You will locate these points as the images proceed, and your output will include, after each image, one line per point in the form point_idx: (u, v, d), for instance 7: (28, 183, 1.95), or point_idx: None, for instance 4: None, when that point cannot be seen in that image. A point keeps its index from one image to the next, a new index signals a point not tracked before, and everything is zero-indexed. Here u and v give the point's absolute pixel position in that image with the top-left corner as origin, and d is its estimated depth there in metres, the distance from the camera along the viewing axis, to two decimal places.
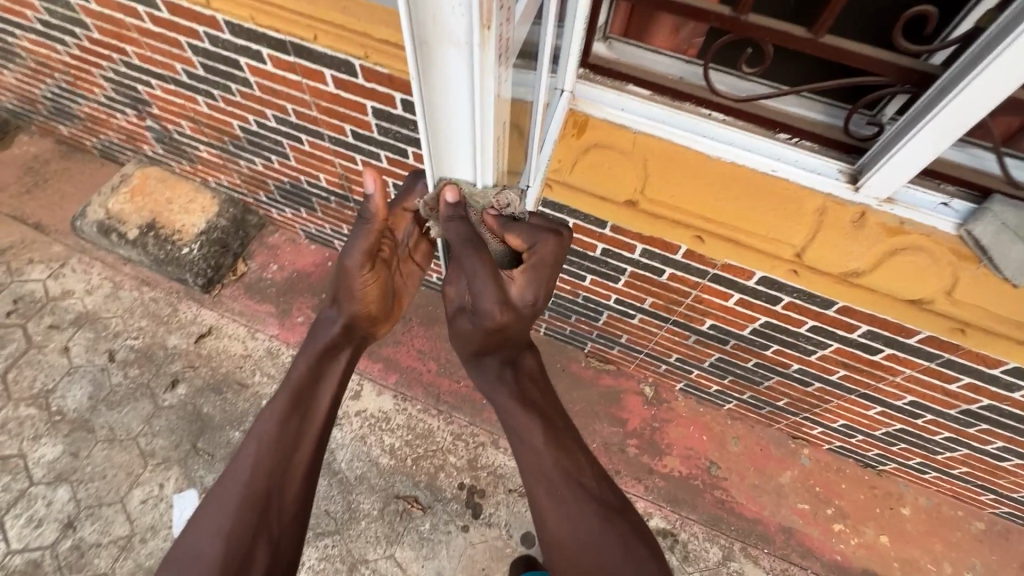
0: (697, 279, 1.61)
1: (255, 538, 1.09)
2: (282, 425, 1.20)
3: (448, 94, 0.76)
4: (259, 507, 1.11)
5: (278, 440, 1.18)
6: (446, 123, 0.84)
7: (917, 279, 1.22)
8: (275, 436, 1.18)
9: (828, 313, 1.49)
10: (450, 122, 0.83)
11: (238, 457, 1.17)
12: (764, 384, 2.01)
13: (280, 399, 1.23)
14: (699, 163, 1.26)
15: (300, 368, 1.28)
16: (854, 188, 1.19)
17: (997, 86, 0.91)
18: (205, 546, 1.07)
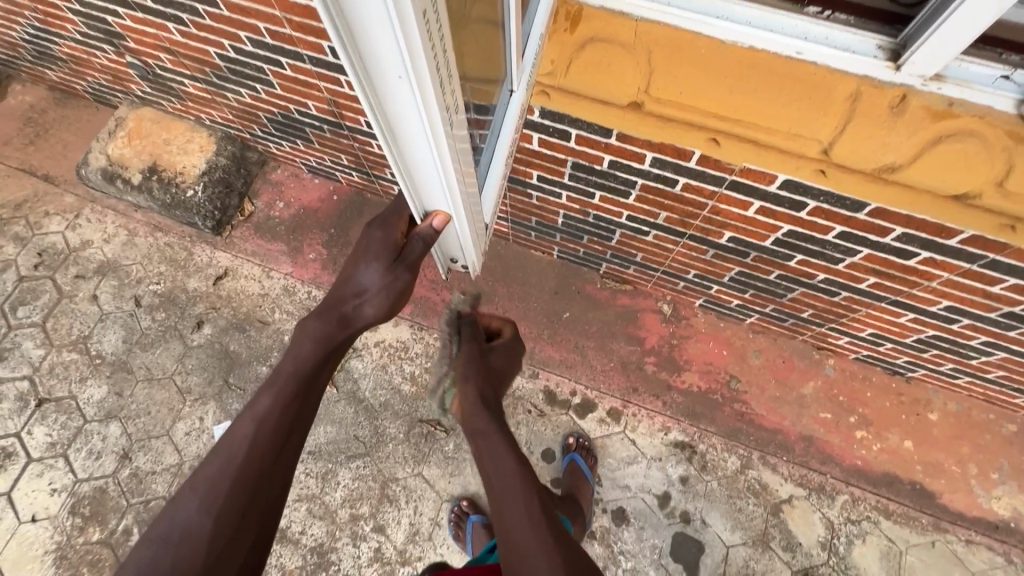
0: (714, 188, 1.48)
1: (245, 517, 1.00)
2: (285, 408, 1.10)
3: (370, 21, 0.59)
4: (251, 487, 1.02)
5: (279, 422, 1.08)
6: (376, 62, 0.66)
7: (963, 170, 1.06)
8: (280, 418, 1.09)
9: (858, 217, 1.37)
10: (380, 59, 0.65)
11: (231, 434, 1.06)
12: (787, 296, 1.93)
13: (281, 381, 1.13)
14: (712, 51, 1.09)
15: (308, 346, 1.17)
16: (895, 68, 1.01)
17: None
18: (192, 522, 0.97)
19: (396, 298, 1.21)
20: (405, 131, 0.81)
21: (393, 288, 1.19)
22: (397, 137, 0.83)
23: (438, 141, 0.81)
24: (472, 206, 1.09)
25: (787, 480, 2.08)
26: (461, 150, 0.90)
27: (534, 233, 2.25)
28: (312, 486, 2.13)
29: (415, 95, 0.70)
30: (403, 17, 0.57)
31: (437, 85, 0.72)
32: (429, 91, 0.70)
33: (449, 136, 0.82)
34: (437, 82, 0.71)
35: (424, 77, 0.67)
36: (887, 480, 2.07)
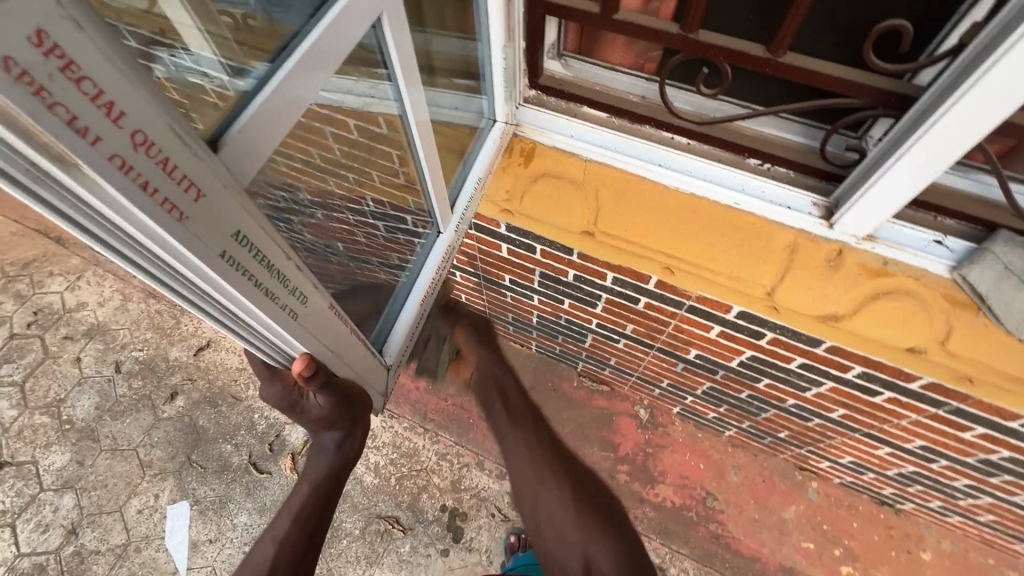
0: (674, 309, 1.48)
1: None
2: (304, 528, 1.04)
3: (170, 262, 0.54)
4: None
5: (294, 547, 1.03)
6: (200, 295, 0.60)
7: (904, 327, 1.05)
8: (297, 540, 1.03)
9: (816, 352, 1.34)
10: (201, 292, 0.60)
11: (252, 558, 1.03)
12: (761, 415, 1.86)
13: (295, 502, 1.06)
14: (657, 194, 1.16)
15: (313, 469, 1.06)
16: (828, 226, 1.06)
17: (946, 147, 0.83)
18: None
19: (355, 415, 0.92)
20: (266, 345, 0.73)
21: (338, 416, 0.90)
22: (259, 348, 0.74)
23: (287, 342, 0.74)
24: (371, 371, 0.99)
25: None
26: (329, 337, 0.82)
27: (512, 328, 2.26)
28: None
29: (236, 314, 0.64)
30: (194, 252, 0.54)
31: (265, 301, 0.65)
32: (256, 307, 0.64)
33: (298, 333, 0.74)
34: (263, 300, 0.65)
35: (244, 296, 0.62)
36: None
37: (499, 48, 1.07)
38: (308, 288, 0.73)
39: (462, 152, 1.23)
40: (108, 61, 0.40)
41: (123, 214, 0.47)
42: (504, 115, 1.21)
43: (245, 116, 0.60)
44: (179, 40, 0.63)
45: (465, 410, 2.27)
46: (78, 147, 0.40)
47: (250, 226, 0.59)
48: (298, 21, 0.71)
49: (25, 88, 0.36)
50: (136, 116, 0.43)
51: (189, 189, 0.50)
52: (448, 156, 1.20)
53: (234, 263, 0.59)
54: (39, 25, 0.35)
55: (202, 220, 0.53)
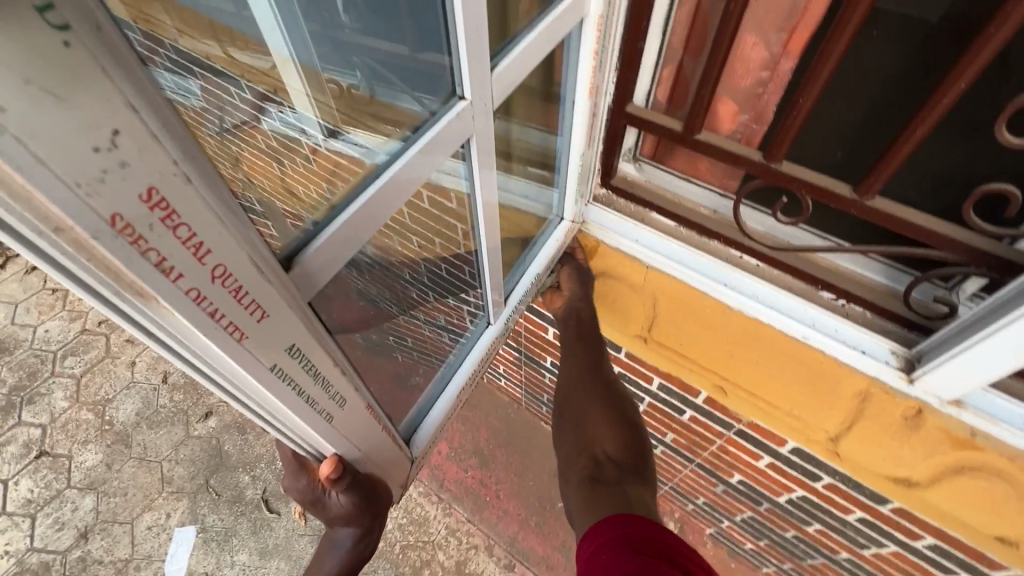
0: (721, 428, 1.38)
1: None
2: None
3: (225, 375, 0.55)
4: None
5: None
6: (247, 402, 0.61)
7: (990, 510, 0.93)
8: None
9: (881, 509, 1.20)
10: (248, 397, 0.60)
11: None
12: (807, 560, 1.66)
13: None
14: (717, 312, 1.11)
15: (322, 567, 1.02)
16: (909, 380, 0.95)
17: None
18: None
19: (374, 513, 0.91)
20: (300, 444, 0.73)
21: (357, 515, 0.88)
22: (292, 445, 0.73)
23: (317, 441, 0.73)
24: (400, 457, 0.96)
25: None
26: (359, 436, 0.80)
27: (546, 408, 2.18)
28: None
29: (275, 416, 0.65)
30: (248, 367, 0.54)
31: (304, 408, 0.65)
32: (297, 412, 0.64)
33: (329, 434, 0.73)
34: (303, 407, 0.65)
35: (287, 404, 0.62)
36: None
37: (578, 153, 1.12)
38: (349, 392, 0.73)
39: (525, 241, 1.26)
40: (207, 207, 0.42)
41: (189, 336, 0.48)
42: (572, 214, 1.24)
43: (327, 233, 0.62)
44: (287, 99, 0.70)
45: (484, 486, 2.17)
46: (161, 285, 0.42)
47: (304, 340, 0.60)
48: (428, 112, 0.78)
49: (125, 240, 0.37)
50: (220, 252, 0.45)
51: (255, 311, 0.52)
52: (511, 243, 1.21)
53: (283, 374, 0.59)
54: (151, 183, 0.37)
55: (260, 339, 0.54)
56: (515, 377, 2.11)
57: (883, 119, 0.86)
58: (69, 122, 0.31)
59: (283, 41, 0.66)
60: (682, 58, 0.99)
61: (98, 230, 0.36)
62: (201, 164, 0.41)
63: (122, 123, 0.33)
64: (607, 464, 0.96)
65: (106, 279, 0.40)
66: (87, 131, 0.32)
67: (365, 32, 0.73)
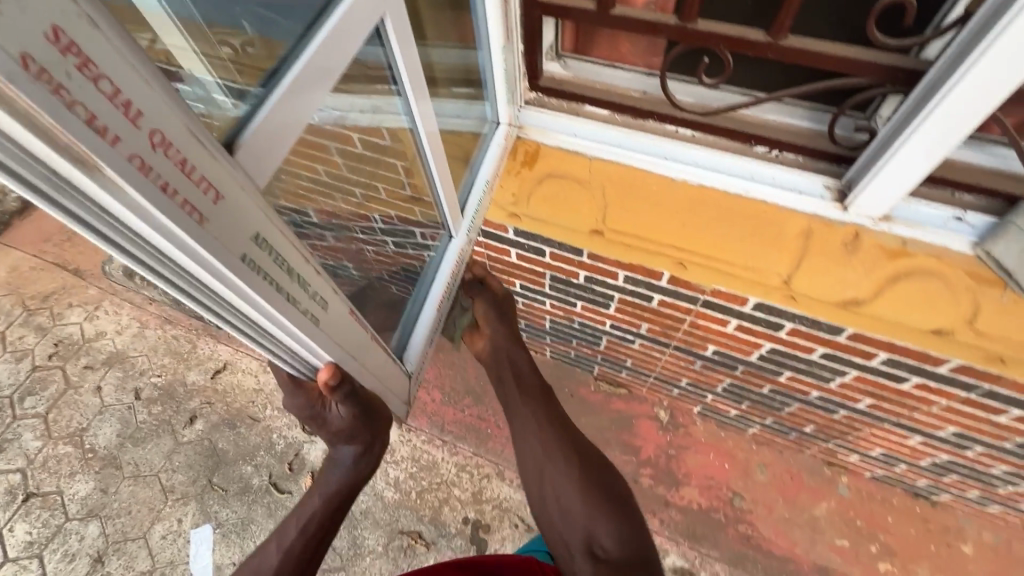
0: (689, 305, 1.46)
1: None
2: (311, 540, 1.00)
3: (194, 271, 0.55)
4: None
5: (302, 555, 0.98)
6: (226, 304, 0.61)
7: (930, 307, 1.02)
8: (302, 550, 0.98)
9: (838, 340, 1.31)
10: (226, 299, 0.60)
11: (256, 561, 0.98)
12: (785, 410, 1.82)
13: (304, 512, 1.03)
14: (663, 187, 1.15)
15: (333, 481, 1.02)
16: (844, 209, 1.04)
17: (958, 122, 0.82)
18: None
19: (375, 427, 0.95)
20: (292, 353, 0.74)
21: (360, 428, 0.93)
22: (282, 358, 0.74)
23: (310, 349, 0.74)
24: (390, 373, 0.99)
25: None
26: (348, 343, 0.82)
27: (526, 335, 2.24)
28: None
29: (258, 320, 0.65)
30: (215, 255, 0.54)
31: (286, 304, 0.67)
32: (277, 309, 0.65)
33: (320, 339, 0.75)
34: (284, 303, 0.66)
35: (265, 300, 0.63)
36: None
37: (500, 52, 1.09)
38: (327, 292, 0.75)
39: (467, 159, 1.24)
40: (125, 62, 0.41)
41: (146, 219, 0.48)
42: (507, 117, 1.22)
43: (256, 121, 0.61)
44: (180, 64, 0.60)
45: (483, 421, 2.25)
46: (100, 148, 0.41)
47: (265, 227, 0.60)
48: (290, 40, 0.70)
49: (47, 89, 0.36)
50: (152, 116, 0.44)
51: (205, 189, 0.52)
52: (455, 165, 1.20)
53: (256, 266, 0.60)
54: (55, 22, 0.36)
55: (219, 225, 0.54)
56: None
57: None
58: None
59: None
60: None
61: (16, 76, 0.34)
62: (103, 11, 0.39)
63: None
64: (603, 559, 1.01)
65: (41, 145, 0.39)
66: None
67: None
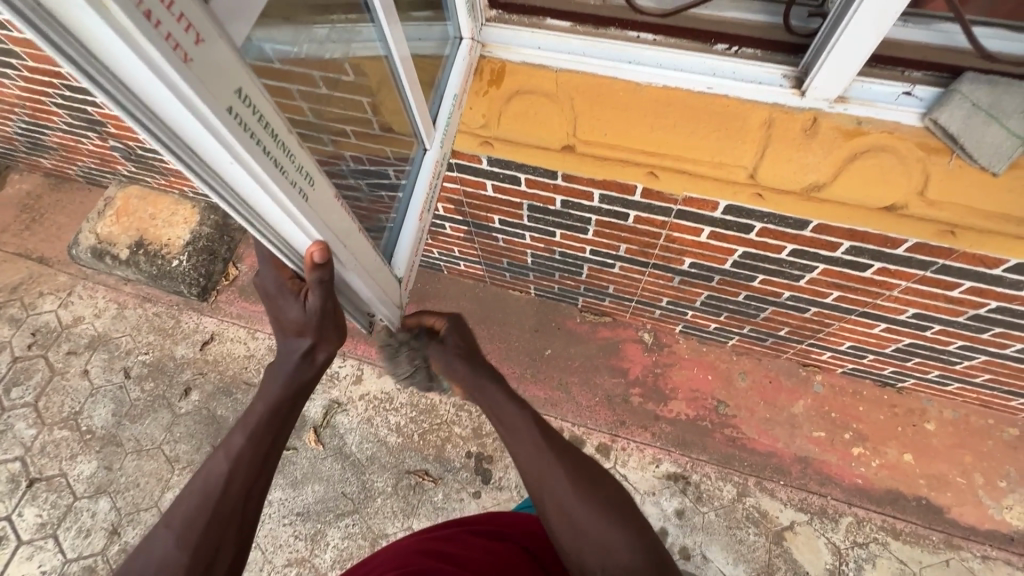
0: (663, 218, 1.51)
1: (220, 548, 0.94)
2: (260, 445, 1.01)
3: (179, 118, 0.57)
4: (210, 516, 0.94)
5: (254, 459, 1.00)
6: (212, 159, 0.63)
7: (883, 183, 1.09)
8: (253, 456, 1.00)
9: (804, 235, 1.38)
10: (212, 154, 0.62)
11: (205, 469, 0.99)
12: (761, 316, 1.92)
13: (250, 417, 1.03)
14: (629, 92, 1.17)
15: (276, 387, 1.02)
16: (801, 95, 1.07)
17: None
18: (167, 558, 0.90)
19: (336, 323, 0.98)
20: (280, 226, 0.77)
21: (320, 326, 0.95)
22: (270, 235, 0.77)
23: (296, 221, 0.77)
24: (376, 269, 1.03)
25: (787, 505, 2.00)
26: (333, 225, 0.86)
27: (509, 274, 2.27)
28: (302, 549, 2.08)
29: (246, 182, 0.67)
30: (200, 100, 0.56)
31: (273, 168, 0.69)
32: (263, 171, 0.67)
33: (309, 214, 0.78)
34: (272, 168, 0.69)
35: (251, 158, 0.65)
36: (891, 498, 1.99)
37: None
38: (311, 168, 0.78)
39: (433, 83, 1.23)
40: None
41: (133, 48, 0.49)
42: (470, 32, 1.19)
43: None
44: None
45: None
46: None
47: (248, 85, 0.62)
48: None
49: None
50: None
51: (189, 30, 0.52)
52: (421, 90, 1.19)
53: (242, 122, 0.62)
54: None
55: (203, 70, 0.55)
56: (472, 252, 2.18)
57: None
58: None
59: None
60: None
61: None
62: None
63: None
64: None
65: None
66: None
67: None
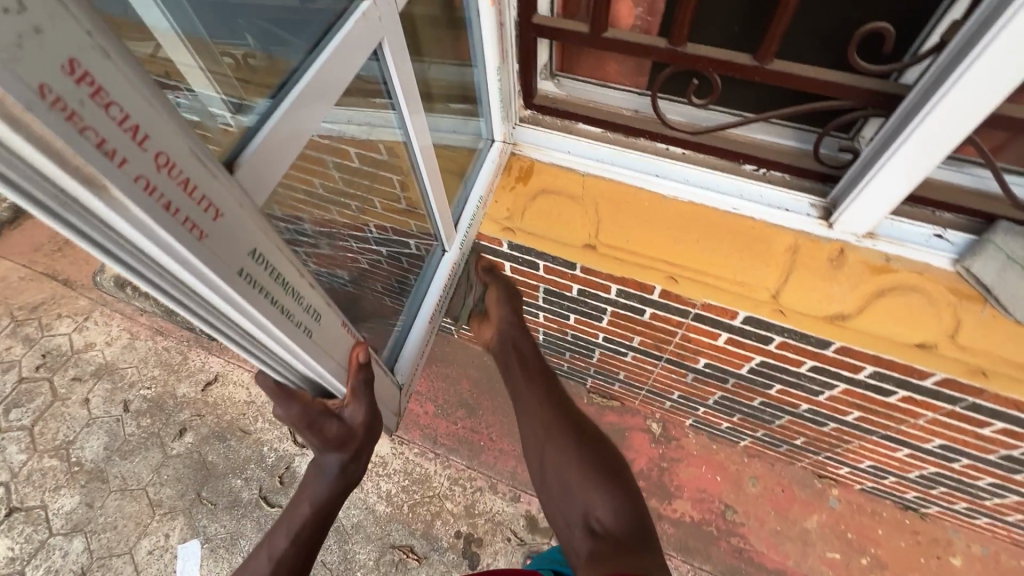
0: (680, 318, 1.48)
1: None
2: (301, 549, 0.96)
3: (191, 285, 0.56)
4: None
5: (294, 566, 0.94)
6: (221, 316, 0.62)
7: (912, 322, 1.06)
8: (294, 563, 0.94)
9: (826, 353, 1.34)
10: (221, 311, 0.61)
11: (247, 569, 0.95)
12: (776, 423, 1.84)
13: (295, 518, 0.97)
14: (655, 203, 1.18)
15: (323, 488, 0.96)
16: (828, 226, 1.08)
17: (934, 145, 0.85)
18: None
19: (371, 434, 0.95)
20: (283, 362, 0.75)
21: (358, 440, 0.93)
22: (272, 367, 0.75)
23: (300, 359, 0.75)
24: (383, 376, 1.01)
25: None
26: (339, 354, 0.84)
27: None
28: None
29: (253, 331, 0.66)
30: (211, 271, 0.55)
31: (281, 317, 0.68)
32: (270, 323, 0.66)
33: (313, 350, 0.77)
34: (279, 317, 0.67)
35: (259, 313, 0.64)
36: None
37: (497, 72, 1.11)
38: (322, 306, 0.77)
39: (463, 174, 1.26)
40: (131, 86, 0.42)
41: (149, 235, 0.49)
42: (502, 134, 1.24)
43: (259, 140, 0.62)
44: (183, 81, 0.61)
45: (476, 433, 2.24)
46: (110, 170, 0.42)
47: (264, 244, 0.62)
48: (298, 60, 0.71)
49: (60, 114, 0.38)
50: (160, 138, 0.45)
51: (208, 208, 0.53)
52: (450, 180, 1.21)
53: (253, 280, 0.61)
54: (71, 54, 0.37)
55: (216, 244, 0.55)
56: None
57: None
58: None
59: (161, 13, 0.61)
60: None
61: (31, 103, 0.36)
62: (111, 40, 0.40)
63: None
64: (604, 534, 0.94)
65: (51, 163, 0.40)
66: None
67: None
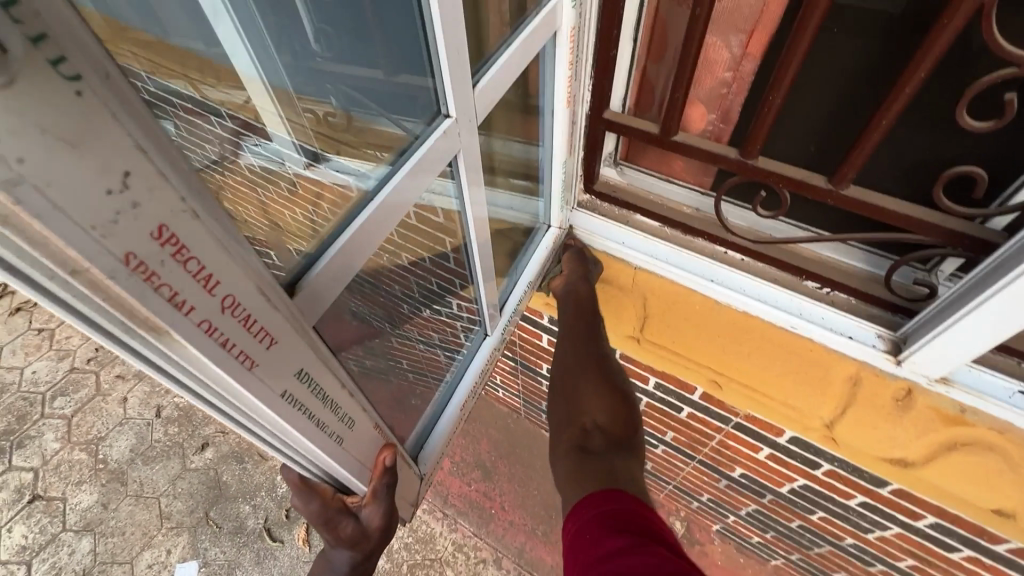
0: (720, 423, 1.40)
1: None
2: None
3: (235, 405, 0.57)
4: None
5: None
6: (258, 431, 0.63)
7: (983, 482, 0.98)
8: None
9: (881, 492, 1.21)
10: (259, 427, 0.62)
11: None
12: (814, 550, 1.67)
13: None
14: (709, 310, 1.15)
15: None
16: (896, 362, 1.00)
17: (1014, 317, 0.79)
18: None
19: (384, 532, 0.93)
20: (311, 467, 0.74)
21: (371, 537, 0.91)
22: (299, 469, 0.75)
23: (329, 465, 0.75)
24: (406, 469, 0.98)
25: None
26: (366, 457, 0.82)
27: (545, 415, 2.17)
28: None
29: (285, 441, 0.66)
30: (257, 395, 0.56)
31: (315, 431, 0.68)
32: (304, 436, 0.66)
33: (342, 458, 0.76)
34: (314, 430, 0.67)
35: (295, 428, 0.64)
36: None
37: (561, 162, 1.13)
38: (356, 412, 0.76)
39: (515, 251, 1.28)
40: (216, 244, 0.44)
41: (203, 368, 0.50)
42: (558, 221, 1.26)
43: (323, 263, 0.63)
44: (260, 121, 0.72)
45: (487, 499, 2.16)
46: (175, 318, 0.44)
47: (311, 363, 0.63)
48: (414, 133, 0.78)
49: (139, 277, 0.40)
50: (228, 282, 0.47)
51: (263, 338, 0.54)
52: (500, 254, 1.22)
53: (294, 400, 0.62)
54: (161, 221, 0.39)
55: (266, 370, 0.56)
56: (514, 386, 2.12)
57: (857, 107, 0.89)
58: (83, 167, 0.33)
59: (253, 66, 0.71)
60: (647, 63, 1.03)
61: (115, 271, 0.38)
62: (202, 196, 0.43)
63: (135, 165, 0.36)
64: (598, 436, 0.96)
65: (121, 314, 0.41)
66: (101, 175, 0.34)
67: (342, 61, 0.76)
